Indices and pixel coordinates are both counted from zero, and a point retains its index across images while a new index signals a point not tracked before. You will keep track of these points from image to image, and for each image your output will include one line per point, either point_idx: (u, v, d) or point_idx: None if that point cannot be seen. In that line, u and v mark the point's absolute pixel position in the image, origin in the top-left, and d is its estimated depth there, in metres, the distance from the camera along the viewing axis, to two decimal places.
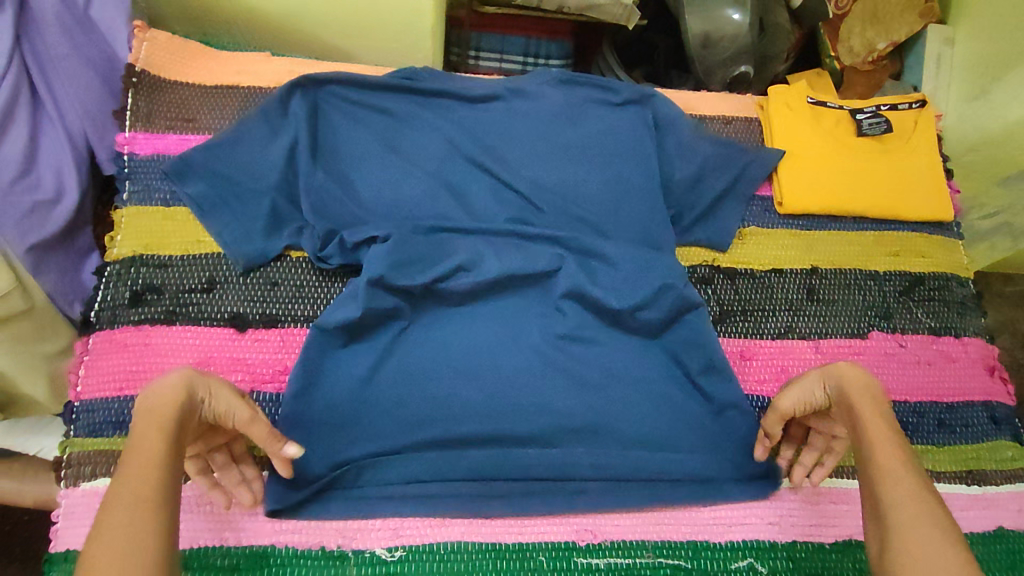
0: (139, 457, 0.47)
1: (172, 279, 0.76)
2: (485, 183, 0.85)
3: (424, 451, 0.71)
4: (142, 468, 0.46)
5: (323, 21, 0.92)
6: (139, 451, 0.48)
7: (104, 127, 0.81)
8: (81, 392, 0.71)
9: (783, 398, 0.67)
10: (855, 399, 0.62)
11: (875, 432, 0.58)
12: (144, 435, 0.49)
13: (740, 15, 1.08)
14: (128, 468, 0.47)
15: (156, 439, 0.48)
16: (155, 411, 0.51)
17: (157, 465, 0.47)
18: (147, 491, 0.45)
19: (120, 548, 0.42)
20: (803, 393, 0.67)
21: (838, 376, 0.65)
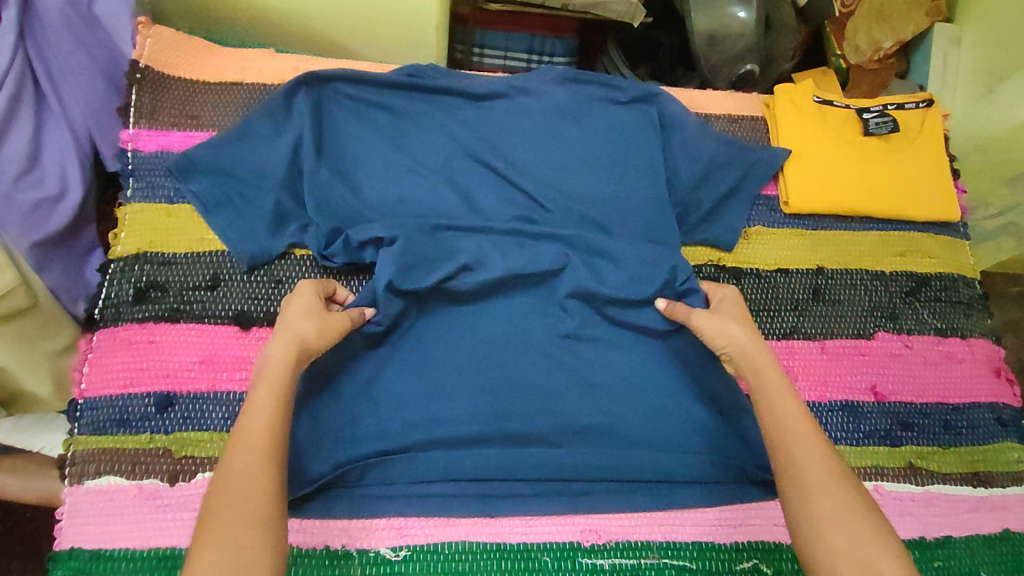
0: (255, 418, 0.55)
1: (176, 276, 0.76)
2: (490, 181, 0.85)
3: (429, 450, 0.70)
4: (260, 427, 0.54)
5: (327, 18, 0.91)
6: (256, 407, 0.56)
7: (108, 123, 0.81)
8: (85, 390, 0.70)
9: (699, 317, 0.72)
10: (760, 364, 0.66)
11: (782, 399, 0.62)
12: (259, 394, 0.56)
13: (746, 13, 1.07)
14: (249, 422, 0.55)
15: (271, 398, 0.56)
16: (270, 371, 0.58)
17: (271, 428, 0.55)
18: (266, 452, 0.53)
19: (253, 486, 0.51)
20: (716, 327, 0.70)
21: (741, 333, 0.69)
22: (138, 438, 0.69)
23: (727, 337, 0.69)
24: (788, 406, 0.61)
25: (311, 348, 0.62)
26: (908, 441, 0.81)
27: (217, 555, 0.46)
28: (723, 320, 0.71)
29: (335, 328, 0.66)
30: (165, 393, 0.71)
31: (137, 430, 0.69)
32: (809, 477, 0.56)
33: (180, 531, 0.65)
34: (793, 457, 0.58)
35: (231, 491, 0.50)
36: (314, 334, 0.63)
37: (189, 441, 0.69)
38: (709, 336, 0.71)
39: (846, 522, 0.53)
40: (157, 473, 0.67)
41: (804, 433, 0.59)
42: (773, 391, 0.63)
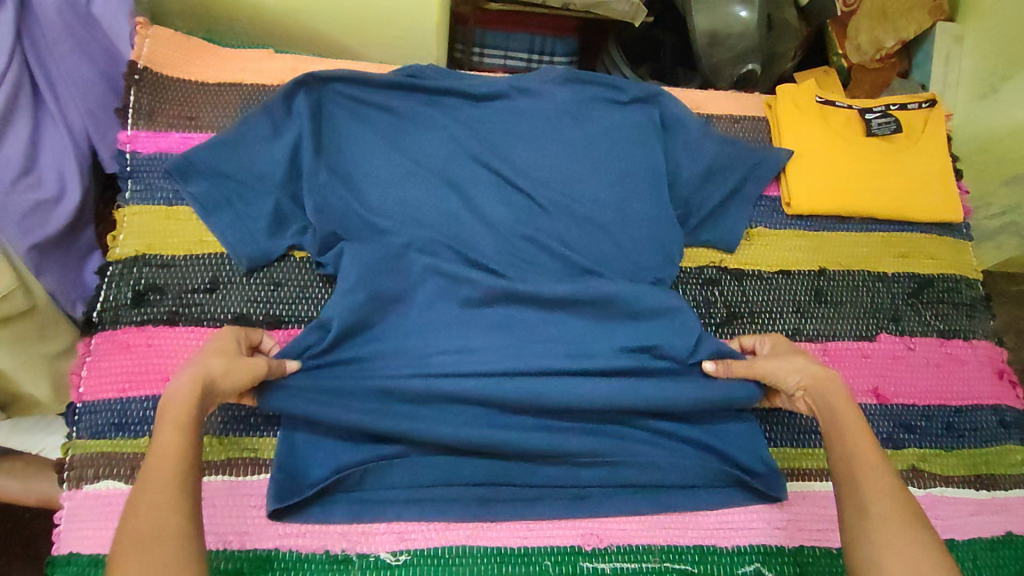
0: (163, 461, 0.53)
1: (175, 279, 0.75)
2: (490, 181, 0.84)
3: (429, 454, 0.70)
4: (164, 471, 0.53)
5: (327, 18, 0.91)
6: (163, 451, 0.54)
7: (105, 124, 0.80)
8: (84, 394, 0.70)
9: (761, 362, 0.72)
10: (833, 392, 0.67)
11: (853, 434, 0.63)
12: (164, 437, 0.54)
13: (748, 13, 1.07)
14: (153, 468, 0.53)
15: (176, 440, 0.54)
16: (173, 414, 0.56)
17: (181, 471, 0.53)
18: (175, 496, 0.51)
19: (153, 534, 0.49)
20: (778, 369, 0.71)
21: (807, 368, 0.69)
22: (136, 442, 0.68)
23: (795, 374, 0.70)
24: (858, 438, 0.62)
25: (218, 386, 0.59)
26: (910, 444, 0.81)
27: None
28: (790, 359, 0.71)
29: (252, 373, 0.62)
30: (164, 397, 0.70)
31: (136, 434, 0.69)
32: (870, 504, 0.58)
33: None
34: (861, 495, 0.59)
35: (138, 539, 0.49)
36: (222, 373, 0.59)
37: None
38: (779, 379, 0.71)
39: (902, 551, 0.54)
40: None
41: (874, 465, 0.60)
42: (846, 421, 0.64)
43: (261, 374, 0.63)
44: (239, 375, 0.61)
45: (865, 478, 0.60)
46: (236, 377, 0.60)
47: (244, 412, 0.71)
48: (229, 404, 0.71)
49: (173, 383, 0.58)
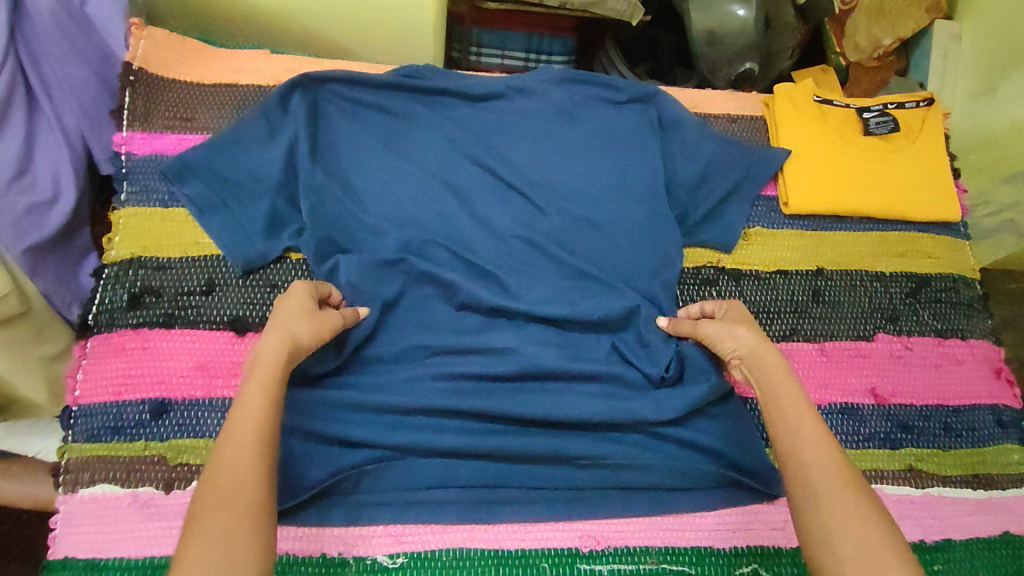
0: (244, 415, 0.53)
1: (171, 281, 0.75)
2: (487, 182, 0.84)
3: (427, 456, 0.70)
4: (247, 424, 0.53)
5: (322, 18, 0.90)
6: (245, 404, 0.54)
7: (100, 126, 0.80)
8: (79, 397, 0.70)
9: (707, 324, 0.73)
10: (769, 365, 0.65)
11: (792, 403, 0.61)
12: (249, 391, 0.55)
13: (745, 12, 1.06)
14: (237, 418, 0.53)
15: (261, 395, 0.55)
16: (262, 370, 0.57)
17: (260, 426, 0.53)
18: (255, 451, 0.51)
19: (233, 481, 0.49)
20: (721, 334, 0.71)
21: (750, 338, 0.69)
22: (132, 446, 0.68)
23: (736, 344, 0.70)
24: (802, 416, 0.60)
25: (302, 346, 0.61)
26: (908, 444, 0.81)
27: (204, 552, 0.44)
28: (730, 325, 0.71)
29: (328, 327, 0.65)
30: (160, 400, 0.70)
31: (132, 438, 0.68)
32: (817, 482, 0.55)
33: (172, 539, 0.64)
34: (804, 469, 0.56)
35: (223, 488, 0.48)
36: (304, 333, 0.62)
37: (183, 448, 0.68)
38: (716, 342, 0.72)
39: (853, 526, 0.51)
40: (153, 481, 0.67)
41: (815, 440, 0.58)
42: (786, 399, 0.62)
43: (336, 326, 0.67)
44: (317, 331, 0.64)
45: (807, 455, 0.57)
46: (314, 334, 0.63)
47: None
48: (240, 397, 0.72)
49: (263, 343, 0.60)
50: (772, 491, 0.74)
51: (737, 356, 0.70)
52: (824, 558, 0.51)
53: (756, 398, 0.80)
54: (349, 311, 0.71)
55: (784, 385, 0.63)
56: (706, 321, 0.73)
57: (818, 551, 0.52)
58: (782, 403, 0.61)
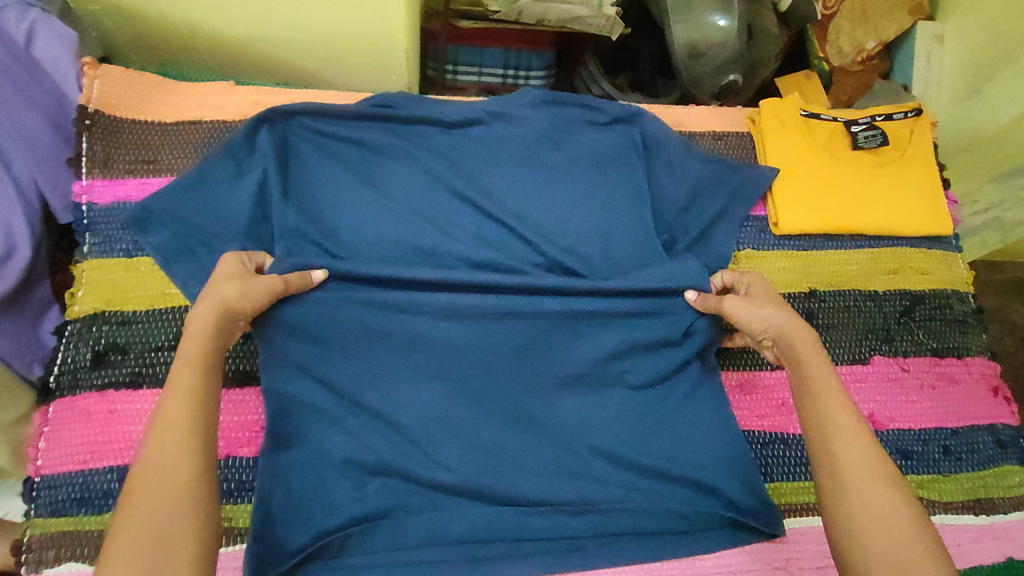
0: (177, 397, 0.53)
1: (137, 337, 0.71)
2: (465, 212, 0.81)
3: (415, 510, 0.68)
4: (177, 406, 0.52)
5: (287, 44, 0.86)
6: (178, 386, 0.53)
7: (56, 172, 0.75)
8: (42, 467, 0.66)
9: (734, 306, 0.71)
10: (800, 355, 0.64)
11: (823, 384, 0.61)
12: (178, 370, 0.54)
13: (727, 21, 1.03)
14: (170, 400, 0.52)
15: (192, 375, 0.54)
16: (189, 350, 0.56)
17: (196, 410, 0.52)
18: (190, 434, 0.51)
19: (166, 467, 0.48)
20: (750, 315, 0.70)
21: (778, 318, 0.68)
22: (101, 518, 0.64)
23: (764, 322, 0.69)
24: (830, 398, 0.59)
25: (234, 312, 0.61)
26: (909, 471, 0.79)
27: (128, 548, 0.44)
28: (759, 304, 0.70)
29: (268, 288, 0.65)
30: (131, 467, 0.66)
31: (101, 510, 0.65)
32: (845, 473, 0.54)
33: None
34: (831, 449, 0.56)
35: (155, 473, 0.48)
36: (237, 296, 0.62)
37: None
38: (747, 324, 0.70)
39: (883, 521, 0.51)
40: None
41: (850, 429, 0.57)
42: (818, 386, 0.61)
43: (278, 290, 0.66)
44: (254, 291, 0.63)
45: (842, 445, 0.56)
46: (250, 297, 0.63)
47: (238, 477, 0.70)
48: (235, 458, 0.70)
49: (195, 310, 0.59)
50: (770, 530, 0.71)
51: (767, 336, 0.69)
52: (854, 553, 0.51)
53: (751, 431, 0.79)
54: (296, 275, 0.69)
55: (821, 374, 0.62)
56: (735, 302, 0.71)
57: (849, 545, 0.51)
58: (812, 384, 0.61)
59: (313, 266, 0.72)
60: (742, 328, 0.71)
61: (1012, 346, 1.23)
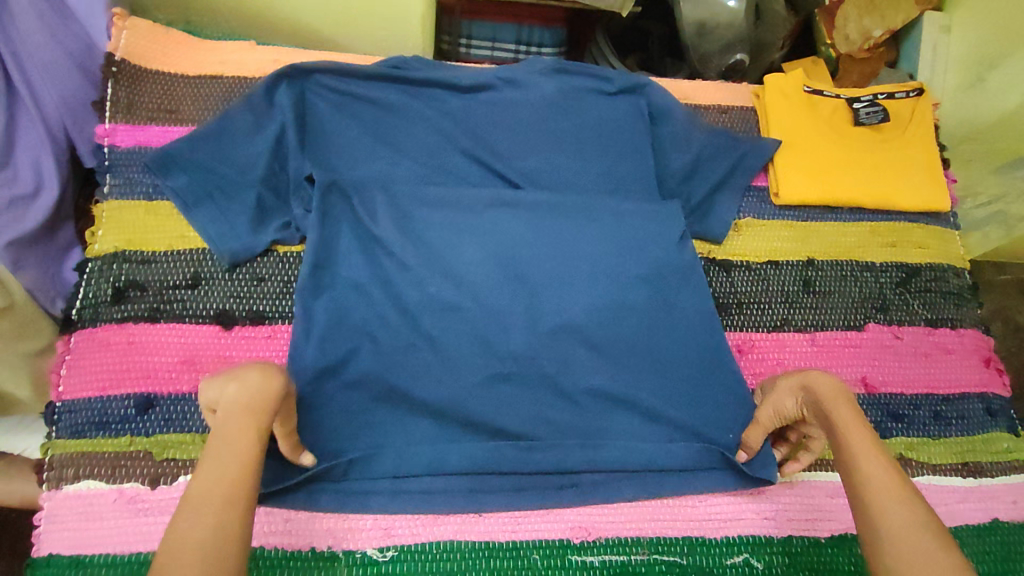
0: (221, 469, 0.47)
1: (156, 275, 0.74)
2: (477, 174, 0.85)
3: (414, 448, 0.70)
4: (222, 481, 0.46)
5: (309, 6, 0.90)
6: (228, 450, 0.48)
7: (83, 117, 0.79)
8: (63, 392, 0.69)
9: (761, 408, 0.69)
10: (831, 407, 0.60)
11: (858, 438, 0.57)
12: (235, 441, 0.49)
13: (736, 1, 1.04)
14: (218, 463, 0.47)
15: (247, 446, 0.49)
16: (245, 407, 0.50)
17: (241, 488, 0.47)
18: (227, 518, 0.45)
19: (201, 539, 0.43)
20: (775, 404, 0.67)
21: (799, 378, 0.65)
22: (117, 441, 0.67)
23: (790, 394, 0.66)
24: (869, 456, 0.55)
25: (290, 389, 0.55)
26: (899, 433, 0.81)
27: None
28: (778, 386, 0.67)
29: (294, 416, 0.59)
30: (146, 395, 0.69)
31: (117, 433, 0.68)
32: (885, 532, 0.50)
33: None
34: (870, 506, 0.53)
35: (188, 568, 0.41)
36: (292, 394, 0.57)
37: (170, 443, 0.68)
38: (779, 412, 0.67)
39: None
40: (138, 476, 0.66)
41: (908, 522, 0.50)
42: (879, 488, 0.53)
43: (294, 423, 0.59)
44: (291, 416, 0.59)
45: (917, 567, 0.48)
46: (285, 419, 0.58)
47: None
48: None
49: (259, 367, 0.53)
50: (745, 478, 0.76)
51: (804, 411, 0.65)
52: None
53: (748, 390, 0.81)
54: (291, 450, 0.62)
55: (883, 473, 0.54)
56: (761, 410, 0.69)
57: None
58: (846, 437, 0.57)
59: (331, 219, 0.77)
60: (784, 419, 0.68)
61: (1015, 345, 1.23)
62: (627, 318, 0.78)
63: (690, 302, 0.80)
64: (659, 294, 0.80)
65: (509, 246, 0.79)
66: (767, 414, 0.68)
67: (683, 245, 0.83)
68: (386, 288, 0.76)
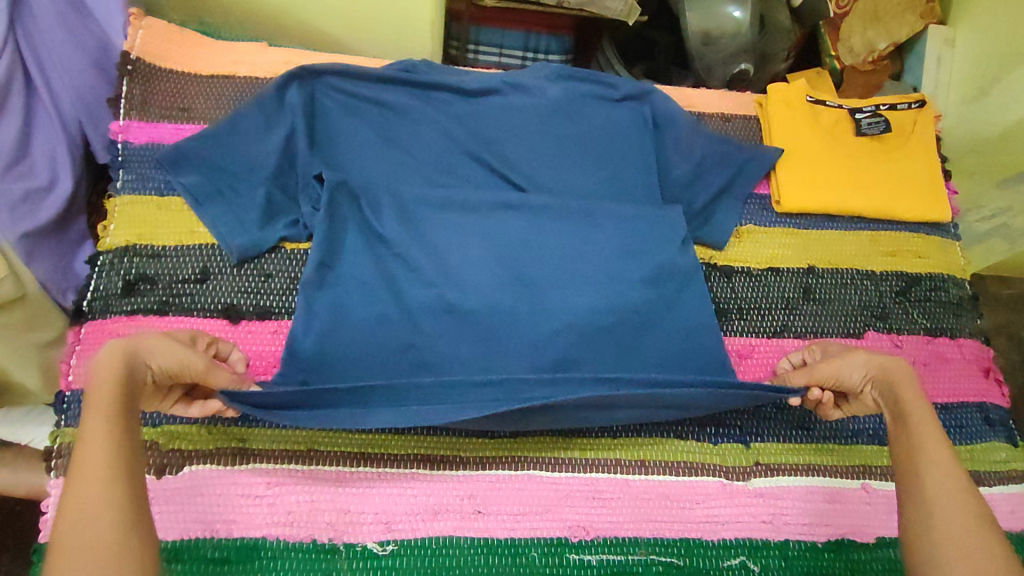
0: (92, 450, 0.49)
1: (165, 270, 0.76)
2: (482, 176, 0.86)
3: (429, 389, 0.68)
4: (95, 459, 0.49)
5: (321, 10, 0.91)
6: (91, 434, 0.50)
7: (98, 115, 0.81)
8: (73, 381, 0.70)
9: (821, 365, 0.72)
10: (901, 390, 0.66)
11: (921, 417, 0.63)
12: (91, 421, 0.51)
13: (740, 12, 1.07)
14: (84, 450, 0.49)
15: (105, 423, 0.50)
16: (100, 391, 0.52)
17: (114, 457, 0.49)
18: (114, 486, 0.48)
19: (87, 510, 0.46)
20: (841, 371, 0.71)
21: (871, 359, 0.70)
22: None
23: (859, 368, 0.70)
24: (927, 430, 0.62)
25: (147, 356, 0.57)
26: None
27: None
28: (847, 355, 0.71)
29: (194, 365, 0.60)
30: None
31: None
32: (930, 492, 0.58)
33: (221, 508, 0.67)
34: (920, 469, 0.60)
35: (86, 531, 0.45)
36: (153, 349, 0.58)
37: (176, 434, 0.69)
38: (842, 376, 0.71)
39: (959, 532, 0.55)
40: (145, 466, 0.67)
41: (951, 486, 0.58)
42: (935, 457, 0.60)
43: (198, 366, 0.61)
44: (179, 360, 0.59)
45: (953, 521, 0.56)
46: (171, 373, 0.59)
47: None
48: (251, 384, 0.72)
49: (100, 351, 0.55)
50: (746, 481, 0.76)
51: (867, 387, 0.70)
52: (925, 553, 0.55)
53: None
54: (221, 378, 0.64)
55: (941, 448, 0.61)
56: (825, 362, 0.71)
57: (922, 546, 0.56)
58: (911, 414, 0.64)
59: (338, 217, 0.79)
60: (839, 385, 0.71)
61: (1018, 360, 1.24)
62: (629, 319, 0.78)
63: (691, 307, 0.81)
64: (661, 296, 0.80)
65: (514, 246, 0.81)
66: (828, 374, 0.71)
67: (684, 251, 0.84)
68: (391, 285, 0.77)
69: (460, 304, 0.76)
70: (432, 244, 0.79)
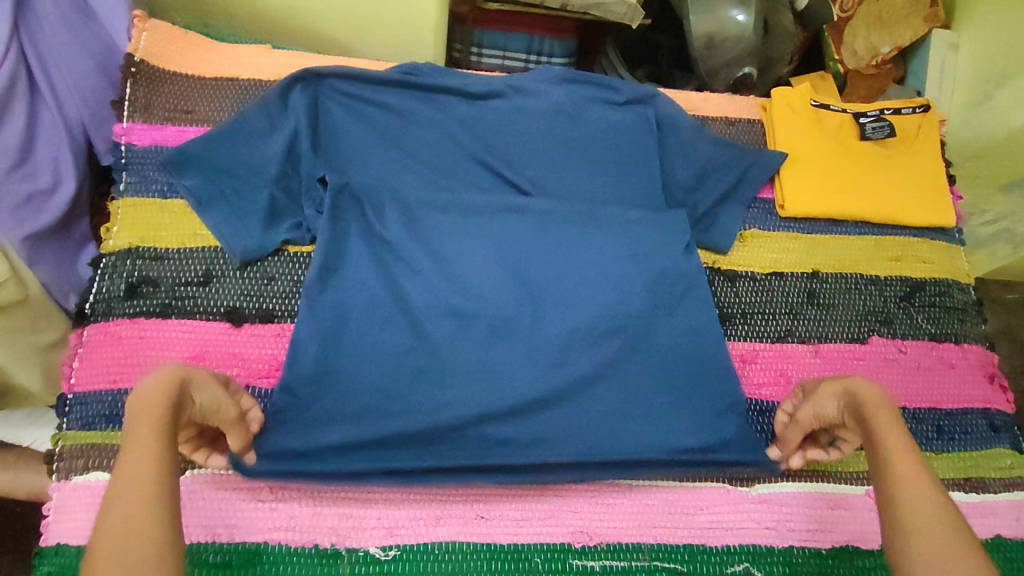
0: (140, 467, 0.44)
1: (168, 272, 0.76)
2: (486, 179, 0.86)
3: None
4: (140, 480, 0.44)
5: (325, 13, 0.91)
6: (136, 452, 0.45)
7: (102, 117, 0.80)
8: (74, 384, 0.70)
9: (801, 409, 0.69)
10: (871, 413, 0.60)
11: (895, 440, 0.57)
12: (140, 434, 0.46)
13: (745, 16, 1.06)
14: (127, 467, 0.44)
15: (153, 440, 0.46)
16: (149, 407, 0.48)
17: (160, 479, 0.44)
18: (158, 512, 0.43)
19: (122, 536, 0.41)
20: (817, 407, 0.67)
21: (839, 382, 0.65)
22: None
23: (831, 400, 0.65)
24: (902, 454, 0.55)
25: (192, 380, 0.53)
26: None
27: None
28: (820, 390, 0.67)
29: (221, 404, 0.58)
30: None
31: None
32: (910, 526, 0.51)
33: (222, 513, 0.67)
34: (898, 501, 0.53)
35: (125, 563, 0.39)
36: (201, 382, 0.55)
37: None
38: (821, 414, 0.66)
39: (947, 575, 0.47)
40: None
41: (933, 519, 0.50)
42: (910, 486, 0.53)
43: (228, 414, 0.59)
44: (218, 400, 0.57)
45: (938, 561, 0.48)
46: (206, 410, 0.56)
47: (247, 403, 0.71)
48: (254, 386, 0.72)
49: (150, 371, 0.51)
50: (749, 486, 0.76)
51: (845, 416, 0.64)
52: None
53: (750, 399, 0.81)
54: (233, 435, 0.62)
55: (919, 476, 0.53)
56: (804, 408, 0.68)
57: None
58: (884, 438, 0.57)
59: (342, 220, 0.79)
60: (823, 421, 0.67)
61: None
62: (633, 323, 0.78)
63: (695, 310, 0.81)
64: (665, 300, 0.80)
65: (518, 249, 0.80)
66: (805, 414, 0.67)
67: (689, 255, 0.84)
68: (395, 288, 0.76)
69: (464, 307, 0.76)
70: (435, 247, 0.79)
